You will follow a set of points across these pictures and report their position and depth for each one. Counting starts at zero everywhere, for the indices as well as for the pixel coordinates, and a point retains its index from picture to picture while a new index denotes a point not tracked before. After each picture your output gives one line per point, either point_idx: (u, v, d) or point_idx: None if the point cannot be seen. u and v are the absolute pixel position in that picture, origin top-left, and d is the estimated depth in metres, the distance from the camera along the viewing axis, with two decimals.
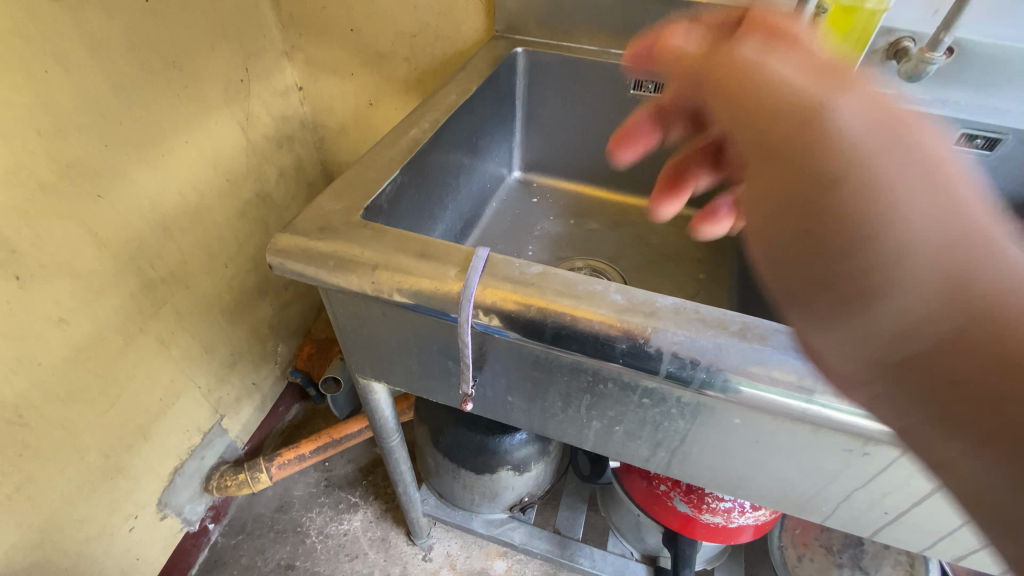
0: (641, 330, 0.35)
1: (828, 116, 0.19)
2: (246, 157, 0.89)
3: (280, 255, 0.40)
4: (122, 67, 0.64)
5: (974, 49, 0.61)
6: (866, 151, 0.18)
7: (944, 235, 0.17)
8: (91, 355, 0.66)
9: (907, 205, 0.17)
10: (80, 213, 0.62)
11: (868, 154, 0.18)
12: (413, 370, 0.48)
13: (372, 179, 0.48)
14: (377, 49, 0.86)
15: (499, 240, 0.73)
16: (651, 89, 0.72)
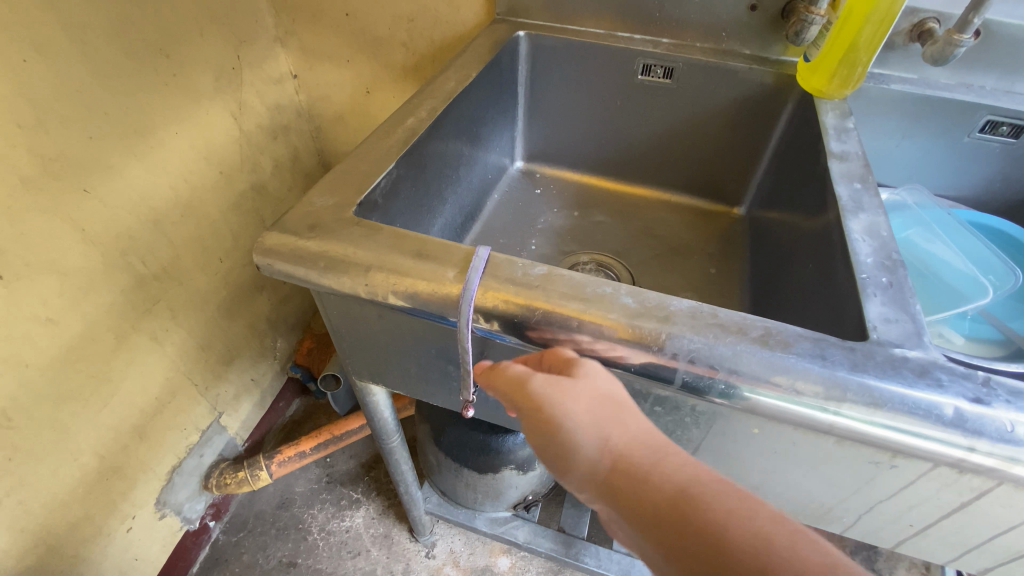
0: (655, 337, 0.32)
1: (552, 431, 0.29)
2: (239, 148, 0.86)
3: (267, 256, 0.38)
4: (107, 55, 0.61)
5: (1002, 30, 0.58)
6: (566, 432, 0.29)
7: (599, 417, 0.29)
8: (82, 355, 0.64)
9: (592, 472, 0.29)
10: (66, 209, 0.59)
11: (574, 449, 0.29)
12: (411, 374, 0.46)
13: (366, 172, 0.45)
14: (373, 34, 0.83)
15: (502, 234, 0.70)
16: (659, 74, 0.68)
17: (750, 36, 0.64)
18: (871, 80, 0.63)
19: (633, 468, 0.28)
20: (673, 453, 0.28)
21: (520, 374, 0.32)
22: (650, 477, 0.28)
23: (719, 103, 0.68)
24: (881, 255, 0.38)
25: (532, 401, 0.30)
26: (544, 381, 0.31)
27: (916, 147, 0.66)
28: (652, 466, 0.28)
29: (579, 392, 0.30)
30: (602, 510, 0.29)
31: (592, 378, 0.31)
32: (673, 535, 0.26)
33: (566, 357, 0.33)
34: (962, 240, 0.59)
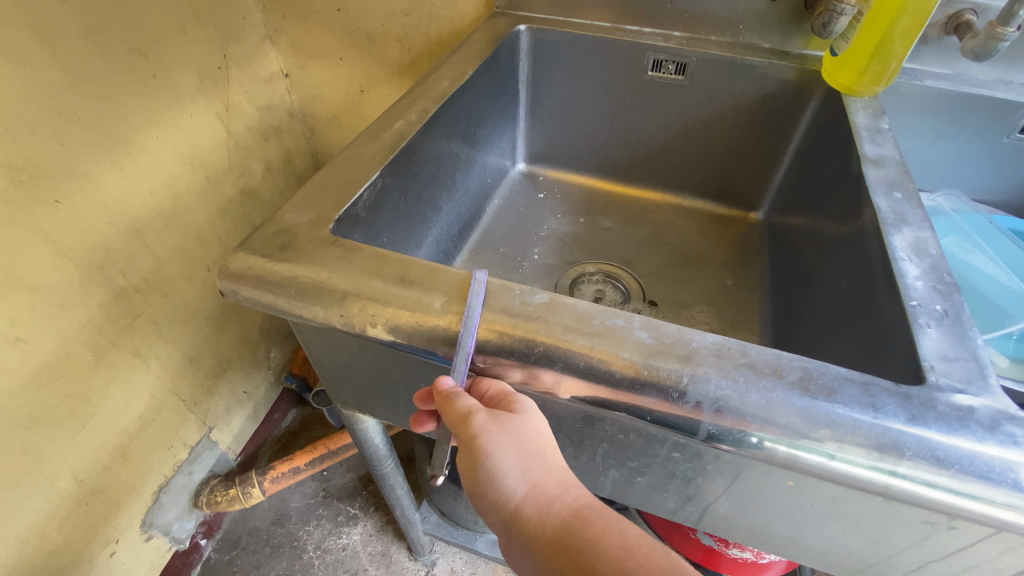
0: (675, 380, 0.28)
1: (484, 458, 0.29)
2: (227, 152, 0.82)
3: (232, 281, 0.33)
4: (78, 56, 0.57)
5: None
6: (491, 465, 0.29)
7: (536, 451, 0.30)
8: (57, 375, 0.60)
9: (505, 502, 0.30)
10: (36, 220, 0.55)
11: (496, 478, 0.30)
12: (400, 405, 0.42)
13: (348, 183, 0.41)
14: (366, 29, 0.78)
15: (501, 242, 0.66)
16: (671, 70, 0.63)
17: (770, 29, 0.59)
18: (903, 75, 0.58)
19: (544, 500, 0.30)
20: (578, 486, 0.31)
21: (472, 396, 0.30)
22: (552, 507, 0.30)
23: (735, 101, 0.63)
24: (932, 277, 0.33)
25: (470, 431, 0.29)
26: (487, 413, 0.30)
27: (952, 147, 0.61)
28: (557, 499, 0.30)
29: (517, 429, 0.30)
30: (498, 532, 0.31)
31: (536, 414, 0.30)
32: (561, 563, 0.29)
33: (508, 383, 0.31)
34: (1005, 250, 0.54)
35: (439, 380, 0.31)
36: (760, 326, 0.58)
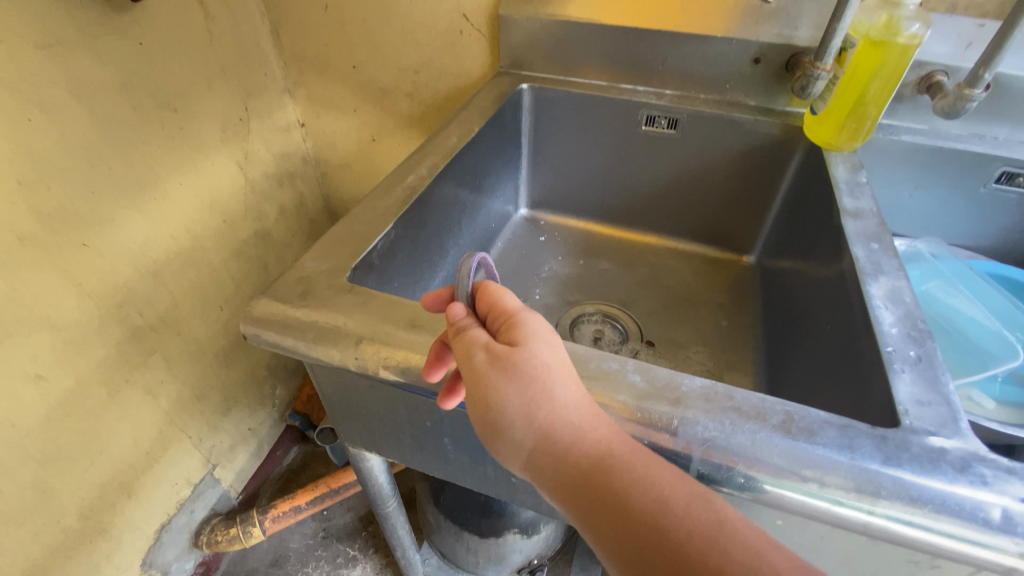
0: (666, 422, 0.30)
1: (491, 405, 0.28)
2: (244, 197, 0.86)
3: (256, 325, 0.36)
4: (112, 112, 0.62)
5: (1012, 83, 0.58)
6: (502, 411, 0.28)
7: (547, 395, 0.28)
8: (73, 411, 0.62)
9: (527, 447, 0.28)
10: (63, 262, 0.59)
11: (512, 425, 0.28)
12: (406, 444, 0.44)
13: (363, 233, 0.44)
14: (379, 85, 0.84)
15: (504, 284, 0.69)
16: (664, 125, 0.68)
17: (755, 88, 0.64)
18: (881, 131, 0.62)
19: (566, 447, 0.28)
20: (599, 432, 0.28)
21: (474, 332, 0.30)
22: (574, 453, 0.28)
23: (724, 154, 0.67)
24: (907, 324, 0.35)
25: (473, 373, 0.29)
26: (487, 353, 0.29)
27: (931, 197, 0.64)
28: (578, 443, 0.28)
29: (522, 372, 0.28)
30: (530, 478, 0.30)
31: (544, 350, 0.29)
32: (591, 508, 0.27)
33: (514, 309, 0.31)
34: (985, 296, 0.56)
35: (451, 310, 0.30)
36: (754, 366, 0.60)
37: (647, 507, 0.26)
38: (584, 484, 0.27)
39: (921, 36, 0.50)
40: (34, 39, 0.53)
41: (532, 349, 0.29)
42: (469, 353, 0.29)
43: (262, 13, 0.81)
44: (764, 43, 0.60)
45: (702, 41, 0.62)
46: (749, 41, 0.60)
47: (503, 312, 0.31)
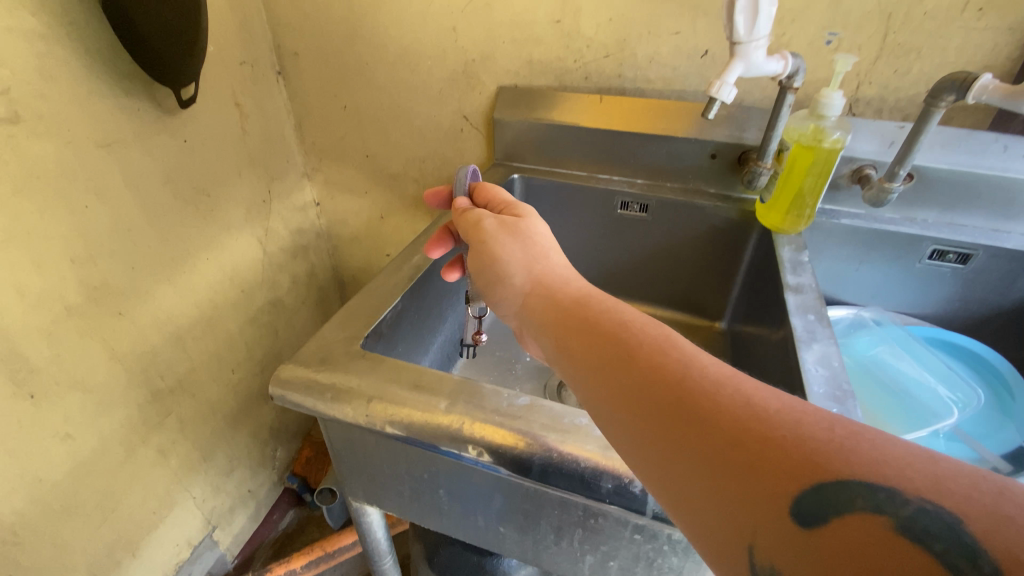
0: (626, 469, 0.35)
1: (494, 254, 0.41)
2: (262, 268, 0.94)
3: (282, 386, 0.42)
4: (156, 198, 0.70)
5: (934, 174, 0.66)
6: (503, 255, 0.41)
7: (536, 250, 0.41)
8: (93, 469, 0.66)
9: (519, 284, 0.40)
10: (100, 330, 0.65)
11: (508, 268, 0.41)
12: (405, 496, 0.49)
13: (374, 306, 0.51)
14: (389, 171, 0.96)
15: (498, 347, 0.75)
16: (637, 209, 0.77)
17: (714, 178, 0.74)
18: (824, 215, 0.70)
19: (549, 283, 0.39)
20: (575, 269, 0.40)
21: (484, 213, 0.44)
22: (557, 287, 0.38)
23: (691, 232, 0.76)
24: (832, 385, 0.42)
25: (483, 232, 0.43)
26: (495, 222, 0.43)
27: (874, 271, 0.72)
28: (558, 283, 0.39)
29: (521, 224, 0.43)
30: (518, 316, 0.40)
31: (534, 218, 0.44)
32: (565, 317, 0.36)
33: (513, 204, 0.46)
34: (929, 361, 0.63)
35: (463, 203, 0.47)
36: None
37: (619, 312, 0.35)
38: (566, 295, 0.37)
39: (843, 140, 0.60)
40: (98, 140, 0.62)
41: (525, 217, 0.44)
42: (481, 223, 0.44)
43: (289, 111, 0.94)
44: (718, 142, 0.70)
45: (666, 139, 0.73)
46: (705, 140, 0.71)
47: (503, 199, 0.48)
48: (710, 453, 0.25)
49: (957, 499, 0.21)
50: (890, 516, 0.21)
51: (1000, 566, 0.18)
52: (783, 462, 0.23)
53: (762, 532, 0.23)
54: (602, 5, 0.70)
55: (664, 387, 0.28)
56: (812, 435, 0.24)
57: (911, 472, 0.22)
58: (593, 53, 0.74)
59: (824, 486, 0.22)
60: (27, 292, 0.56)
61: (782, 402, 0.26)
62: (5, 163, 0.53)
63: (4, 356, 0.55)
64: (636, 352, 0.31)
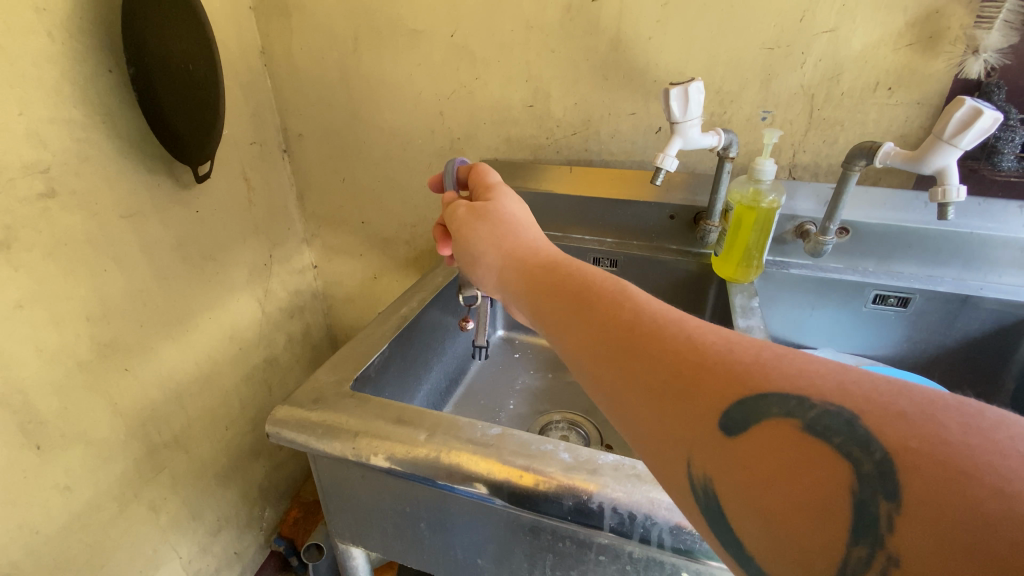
0: (586, 486, 0.39)
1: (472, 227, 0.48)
2: (260, 327, 0.99)
3: (277, 424, 0.47)
4: (168, 263, 0.77)
5: (865, 228, 0.74)
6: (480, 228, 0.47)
7: (512, 223, 0.47)
8: (85, 523, 0.69)
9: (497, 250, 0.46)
10: (106, 385, 0.69)
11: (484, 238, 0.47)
12: (389, 534, 0.51)
13: (363, 352, 0.57)
14: (382, 236, 1.04)
15: (482, 396, 0.79)
16: (608, 264, 0.84)
17: (676, 236, 0.82)
18: (775, 265, 0.78)
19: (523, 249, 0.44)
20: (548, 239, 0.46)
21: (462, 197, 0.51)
22: (530, 252, 0.44)
23: (659, 284, 0.83)
24: None
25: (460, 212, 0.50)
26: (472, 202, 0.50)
27: (826, 314, 0.78)
28: (532, 249, 0.44)
29: (495, 202, 0.49)
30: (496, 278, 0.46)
31: (509, 197, 0.50)
32: (535, 274, 0.41)
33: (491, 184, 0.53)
34: None
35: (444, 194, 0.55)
36: None
37: (584, 272, 0.39)
38: (539, 261, 0.43)
39: (778, 202, 0.69)
40: (121, 212, 0.69)
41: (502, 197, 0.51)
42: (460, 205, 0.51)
43: (293, 184, 1.04)
44: (675, 205, 0.79)
45: (630, 204, 0.81)
46: (664, 204, 0.80)
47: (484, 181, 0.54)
48: (655, 383, 0.29)
49: (858, 399, 0.24)
50: (798, 420, 0.25)
51: (888, 451, 0.22)
52: (713, 384, 0.27)
53: (696, 443, 0.27)
54: (568, 92, 0.81)
55: (620, 328, 0.33)
56: (739, 360, 0.28)
57: (820, 382, 0.26)
58: (562, 131, 0.84)
59: (745, 399, 0.26)
60: (44, 348, 0.62)
61: (718, 337, 0.30)
62: (39, 232, 0.60)
63: (18, 407, 0.59)
64: (598, 303, 0.35)
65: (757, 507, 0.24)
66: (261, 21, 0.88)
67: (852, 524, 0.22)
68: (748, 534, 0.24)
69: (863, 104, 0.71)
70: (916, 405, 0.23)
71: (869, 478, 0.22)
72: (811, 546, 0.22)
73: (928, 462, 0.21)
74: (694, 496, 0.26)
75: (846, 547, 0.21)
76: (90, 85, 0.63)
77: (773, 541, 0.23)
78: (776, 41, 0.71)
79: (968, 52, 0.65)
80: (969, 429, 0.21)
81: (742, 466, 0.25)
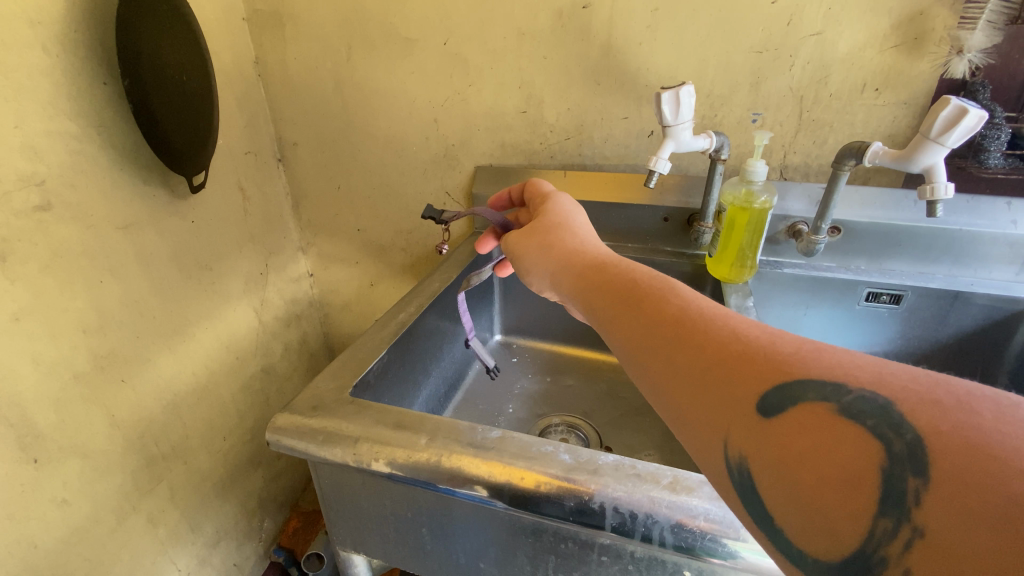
0: (586, 487, 0.40)
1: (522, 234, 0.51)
2: (256, 336, 0.99)
3: (278, 432, 0.47)
4: (165, 273, 0.77)
5: (856, 227, 0.75)
6: (532, 233, 0.50)
7: (558, 227, 0.50)
8: (84, 537, 0.68)
9: (544, 249, 0.48)
10: (103, 398, 0.69)
11: (534, 241, 0.49)
12: (390, 540, 0.51)
13: (363, 358, 0.57)
14: (378, 243, 1.04)
15: (480, 400, 0.79)
16: None
17: (669, 238, 0.83)
18: (768, 265, 0.78)
19: (573, 248, 0.46)
20: (596, 240, 0.48)
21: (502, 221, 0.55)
22: (579, 250, 0.46)
23: None
24: None
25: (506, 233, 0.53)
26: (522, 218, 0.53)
27: (820, 312, 0.79)
28: (580, 247, 0.46)
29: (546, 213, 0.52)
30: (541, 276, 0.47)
31: (555, 207, 0.53)
32: (583, 271, 0.43)
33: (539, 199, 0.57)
34: None
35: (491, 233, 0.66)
36: (693, 463, 0.68)
37: (633, 268, 0.41)
38: (586, 260, 0.44)
39: (770, 202, 0.70)
40: (117, 223, 0.69)
41: (552, 205, 0.54)
42: None
43: (288, 193, 1.04)
44: (668, 207, 0.80)
45: (624, 207, 0.82)
46: (658, 207, 0.81)
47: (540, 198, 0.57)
48: (698, 367, 0.31)
49: (894, 388, 0.26)
50: (833, 403, 0.26)
51: (919, 433, 0.24)
52: (754, 369, 0.29)
53: (734, 424, 0.28)
54: (561, 98, 0.82)
55: (668, 320, 0.34)
56: (780, 351, 0.30)
57: (858, 372, 0.27)
58: (556, 136, 0.85)
59: (783, 385, 0.28)
60: (41, 360, 0.61)
61: (762, 332, 0.32)
62: (36, 245, 0.60)
63: (15, 420, 0.59)
64: (645, 298, 0.37)
65: (788, 478, 0.25)
66: (256, 33, 0.89)
67: (880, 498, 0.23)
68: (775, 504, 0.26)
69: (851, 105, 0.73)
70: (953, 396, 0.24)
71: (900, 457, 0.23)
72: (839, 518, 0.24)
73: (956, 445, 0.22)
74: (729, 475, 0.28)
75: (872, 519, 0.23)
76: (85, 97, 0.63)
77: (802, 515, 0.25)
78: (764, 45, 0.72)
79: (952, 52, 0.66)
80: (1002, 418, 0.22)
81: (776, 444, 0.27)
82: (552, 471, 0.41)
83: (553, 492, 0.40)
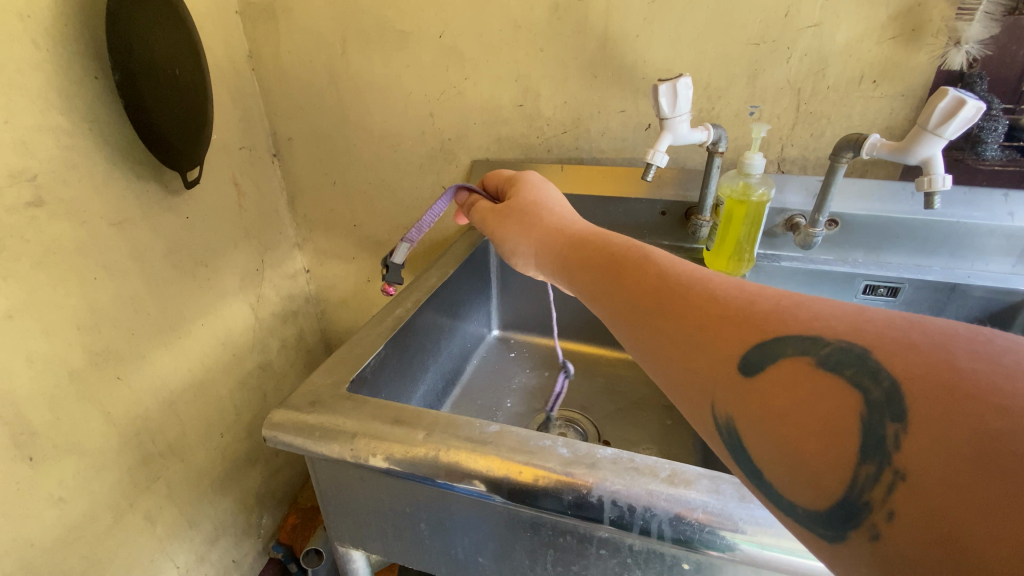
0: (585, 481, 0.40)
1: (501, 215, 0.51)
2: (253, 332, 0.99)
3: (275, 429, 0.47)
4: (159, 270, 0.76)
5: (854, 220, 0.74)
6: (512, 213, 0.50)
7: (535, 205, 0.50)
8: (81, 535, 0.68)
9: (527, 230, 0.48)
10: (98, 395, 0.69)
11: (514, 222, 0.49)
12: (388, 535, 0.51)
13: (360, 353, 0.57)
14: (375, 238, 1.04)
15: (479, 396, 0.79)
16: None
17: (666, 232, 0.82)
18: (766, 259, 0.78)
19: (555, 226, 0.46)
20: (576, 214, 0.48)
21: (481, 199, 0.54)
22: (561, 227, 0.46)
23: None
24: None
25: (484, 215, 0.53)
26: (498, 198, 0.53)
27: None
28: (561, 223, 0.46)
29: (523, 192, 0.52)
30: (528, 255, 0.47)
31: (531, 183, 0.53)
32: (568, 247, 0.43)
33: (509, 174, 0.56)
34: None
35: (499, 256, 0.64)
36: (692, 457, 0.68)
37: (614, 240, 0.41)
38: (569, 236, 0.44)
39: (767, 194, 0.69)
40: (109, 220, 0.68)
41: (528, 182, 0.53)
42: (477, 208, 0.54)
43: (283, 188, 1.03)
44: (666, 201, 0.80)
45: (622, 202, 0.82)
46: (655, 201, 0.80)
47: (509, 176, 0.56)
48: (684, 334, 0.31)
49: (869, 336, 0.25)
50: (813, 356, 0.26)
51: (896, 377, 0.23)
52: (734, 333, 0.29)
53: (720, 386, 0.28)
54: (557, 91, 0.81)
55: (650, 290, 0.35)
56: (759, 308, 0.30)
57: (835, 323, 0.27)
58: (553, 129, 0.85)
59: (764, 343, 0.28)
60: (34, 358, 0.61)
61: (741, 291, 0.32)
62: (28, 241, 0.59)
63: (9, 418, 0.58)
64: (628, 270, 0.37)
65: (772, 434, 0.26)
66: (249, 26, 0.88)
67: (860, 446, 0.23)
68: (762, 459, 0.26)
69: (849, 97, 0.72)
70: (928, 338, 0.24)
71: (878, 404, 0.23)
72: (822, 468, 0.24)
73: (933, 386, 0.22)
74: (720, 434, 0.28)
75: (855, 466, 0.23)
76: (76, 92, 0.62)
77: (789, 468, 0.25)
78: (762, 37, 0.71)
79: (949, 43, 0.66)
80: (976, 356, 0.22)
81: (760, 401, 0.27)
82: (551, 466, 0.41)
83: (552, 484, 0.40)
